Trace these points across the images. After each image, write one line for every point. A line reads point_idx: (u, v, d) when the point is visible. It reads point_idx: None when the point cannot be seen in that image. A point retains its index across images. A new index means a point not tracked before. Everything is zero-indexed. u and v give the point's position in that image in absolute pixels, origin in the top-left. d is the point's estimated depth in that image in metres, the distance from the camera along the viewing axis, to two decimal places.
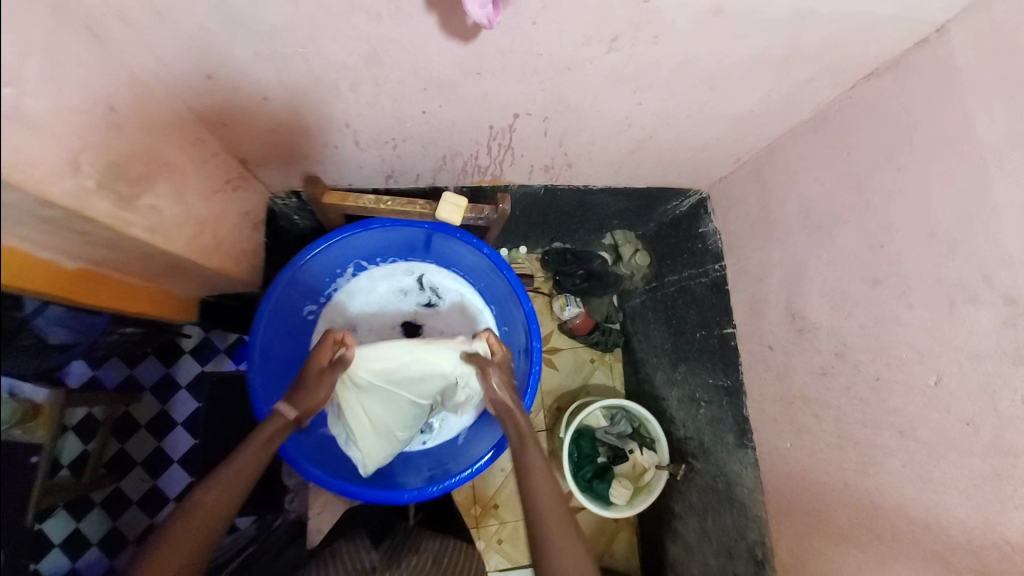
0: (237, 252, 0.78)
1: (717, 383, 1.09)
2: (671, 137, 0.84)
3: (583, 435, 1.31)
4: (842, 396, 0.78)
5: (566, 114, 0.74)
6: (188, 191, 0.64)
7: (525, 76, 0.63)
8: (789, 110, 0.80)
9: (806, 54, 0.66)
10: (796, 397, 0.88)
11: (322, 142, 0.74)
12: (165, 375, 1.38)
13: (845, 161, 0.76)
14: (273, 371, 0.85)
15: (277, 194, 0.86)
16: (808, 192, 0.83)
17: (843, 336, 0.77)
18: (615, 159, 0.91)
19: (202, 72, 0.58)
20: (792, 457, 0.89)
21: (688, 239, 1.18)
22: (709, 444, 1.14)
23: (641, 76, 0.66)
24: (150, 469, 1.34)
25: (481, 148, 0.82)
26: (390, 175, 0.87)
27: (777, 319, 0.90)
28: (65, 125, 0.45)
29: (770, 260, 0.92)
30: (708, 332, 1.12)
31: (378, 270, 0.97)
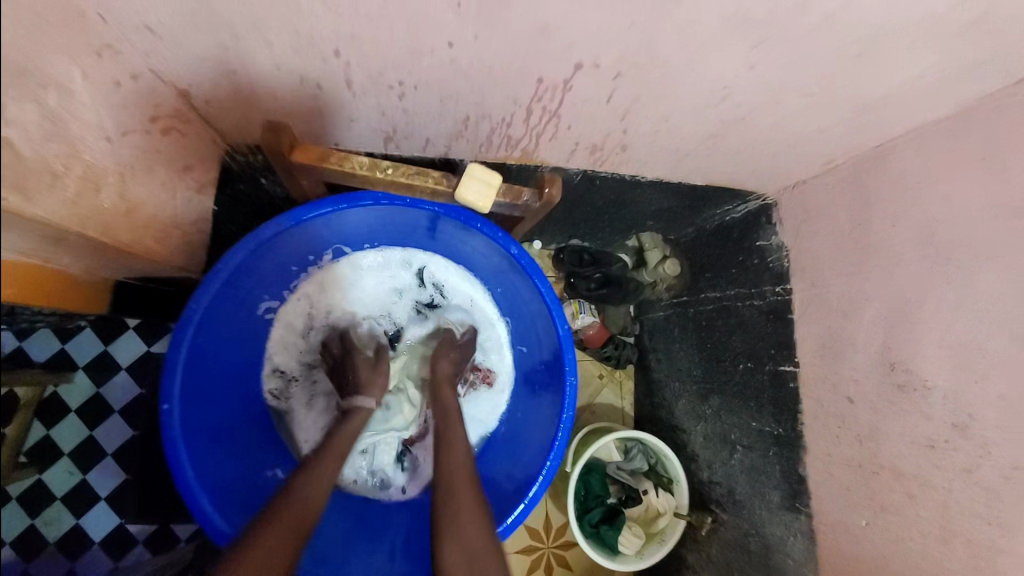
0: (167, 222, 0.57)
1: (762, 428, 0.91)
2: (765, 123, 0.65)
3: (592, 470, 1.11)
4: (954, 479, 0.61)
5: (645, 74, 0.54)
6: (90, 127, 0.43)
7: (611, 3, 0.43)
8: (928, 102, 0.61)
9: (998, 18, 0.48)
10: (881, 467, 0.70)
11: (297, 74, 0.53)
12: (103, 351, 1.12)
13: (1005, 177, 0.56)
14: (203, 384, 0.65)
15: (237, 148, 0.65)
16: (932, 211, 0.64)
17: (970, 405, 0.59)
18: (683, 145, 0.71)
19: None
20: (863, 537, 0.72)
21: (738, 253, 0.98)
22: (742, 496, 0.95)
23: (772, 24, 0.46)
24: (79, 462, 1.10)
25: (518, 112, 0.61)
26: (391, 137, 0.65)
27: (866, 364, 0.72)
28: None
29: (860, 291, 0.74)
30: (755, 367, 0.93)
31: (363, 259, 0.78)
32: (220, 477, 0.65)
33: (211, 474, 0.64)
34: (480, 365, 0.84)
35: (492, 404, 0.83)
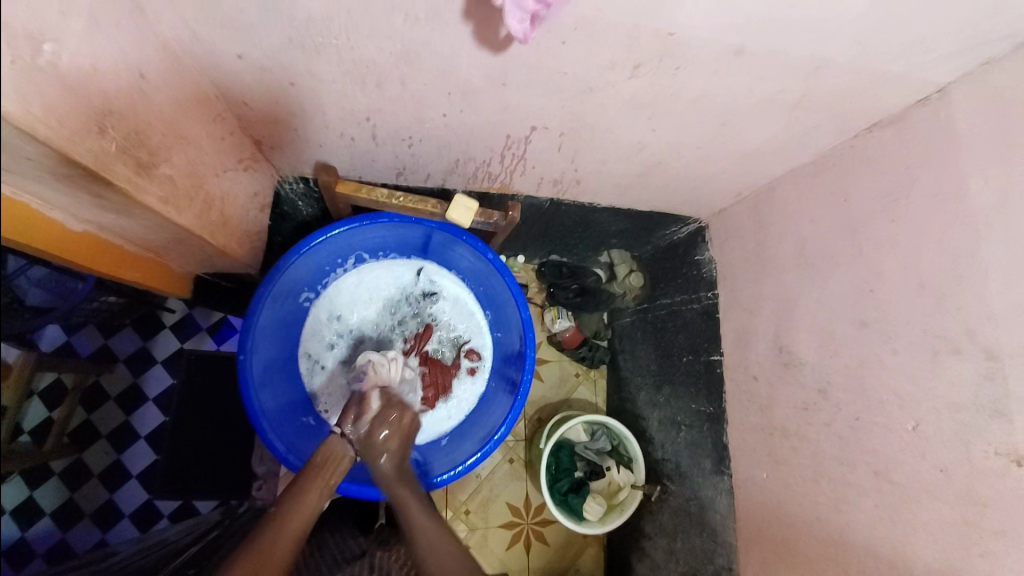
0: (241, 234, 0.79)
1: (699, 408, 1.11)
2: (678, 165, 0.88)
3: (562, 448, 1.30)
4: (821, 431, 0.80)
5: (581, 132, 0.76)
6: (203, 165, 0.65)
7: (548, 92, 0.65)
8: (793, 151, 0.84)
9: (814, 101, 0.71)
10: (775, 429, 0.89)
11: (340, 132, 0.75)
12: (141, 348, 1.30)
13: (842, 207, 0.78)
14: (267, 345, 0.86)
15: (286, 177, 0.86)
16: (803, 232, 0.86)
17: (827, 374, 0.79)
18: (622, 180, 0.94)
19: (234, 53, 0.58)
20: (766, 486, 0.90)
21: (683, 266, 1.20)
22: (685, 468, 1.13)
23: (659, 104, 0.69)
24: (114, 443, 1.26)
25: (494, 156, 0.83)
26: (402, 172, 0.87)
27: (764, 352, 0.93)
28: (97, 92, 0.46)
29: (762, 293, 0.95)
30: (694, 357, 1.13)
31: (376, 265, 0.97)
32: (277, 413, 0.86)
33: (270, 411, 0.85)
34: (465, 346, 1.00)
35: (469, 383, 0.98)
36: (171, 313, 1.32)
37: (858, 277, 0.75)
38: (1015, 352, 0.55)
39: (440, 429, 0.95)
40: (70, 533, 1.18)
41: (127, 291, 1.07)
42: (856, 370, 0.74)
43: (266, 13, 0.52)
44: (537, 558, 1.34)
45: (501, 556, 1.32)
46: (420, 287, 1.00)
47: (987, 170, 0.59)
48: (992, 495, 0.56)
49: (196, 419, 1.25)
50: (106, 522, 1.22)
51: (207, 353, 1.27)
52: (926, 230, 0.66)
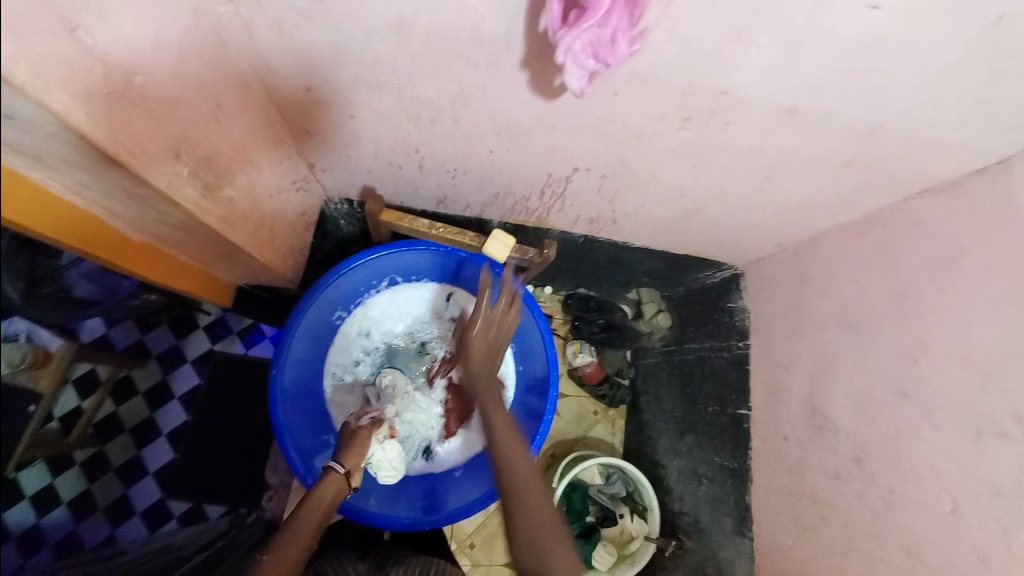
0: (286, 251, 0.82)
1: (723, 462, 1.08)
2: (718, 213, 0.87)
3: (575, 489, 1.24)
4: (852, 501, 0.75)
5: (622, 176, 0.77)
6: (262, 187, 0.68)
7: (594, 137, 0.66)
8: (838, 208, 0.82)
9: (865, 161, 0.70)
10: (804, 494, 0.85)
11: (390, 161, 0.77)
12: (173, 345, 1.31)
13: (888, 270, 0.76)
14: (298, 356, 0.87)
15: (333, 198, 0.90)
16: (845, 291, 0.83)
17: (862, 442, 0.75)
18: (659, 223, 0.94)
19: (301, 86, 0.61)
20: (790, 554, 0.85)
21: (714, 311, 1.17)
22: (704, 523, 1.08)
23: (704, 154, 0.69)
24: (137, 438, 1.26)
25: (534, 192, 0.85)
26: (442, 201, 0.90)
27: (797, 411, 0.89)
28: (175, 118, 0.49)
29: (797, 349, 0.92)
30: (720, 409, 1.10)
31: (408, 288, 0.98)
32: (297, 425, 0.86)
33: (292, 423, 0.85)
34: None
35: None
36: (206, 315, 1.34)
37: (901, 344, 0.72)
38: None
39: (456, 459, 0.95)
40: (78, 528, 1.15)
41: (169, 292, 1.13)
42: (894, 441, 0.70)
43: (336, 52, 0.55)
44: None
45: None
46: (449, 313, 1.00)
47: None
48: None
49: (222, 424, 1.34)
50: (118, 517, 1.23)
51: (235, 358, 1.37)
52: (979, 302, 0.63)
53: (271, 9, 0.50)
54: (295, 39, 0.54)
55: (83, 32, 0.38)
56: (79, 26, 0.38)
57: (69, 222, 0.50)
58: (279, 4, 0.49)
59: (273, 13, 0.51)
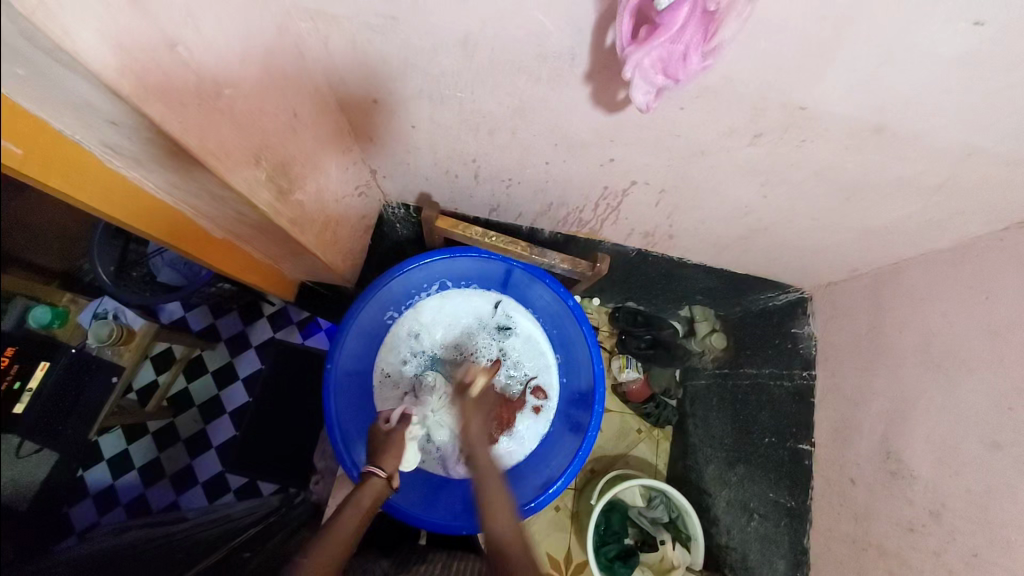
0: (346, 252, 0.86)
1: (778, 499, 1.01)
2: (785, 233, 0.82)
3: (613, 509, 1.19)
4: (929, 562, 0.67)
5: (683, 190, 0.74)
6: (330, 192, 0.72)
7: (656, 151, 0.64)
8: (928, 234, 0.74)
9: (966, 186, 0.62)
10: (871, 545, 0.78)
11: (448, 169, 0.79)
12: (240, 331, 1.45)
13: (985, 306, 0.67)
14: (350, 353, 0.91)
15: (392, 202, 0.93)
16: (930, 325, 0.75)
17: (943, 496, 0.67)
18: (720, 240, 0.89)
19: (370, 97, 0.64)
20: None
21: (775, 336, 1.09)
22: (753, 563, 1.02)
23: (775, 172, 0.65)
24: (204, 413, 1.40)
25: (589, 204, 0.83)
26: (495, 209, 0.91)
27: (868, 453, 0.81)
28: (258, 129, 0.52)
29: (870, 385, 0.84)
30: (778, 442, 1.03)
31: (457, 293, 0.99)
32: (347, 419, 0.90)
33: (342, 416, 0.89)
34: (531, 384, 0.98)
35: (532, 422, 0.96)
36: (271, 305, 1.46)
37: (997, 390, 0.63)
38: None
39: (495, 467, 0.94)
40: (150, 490, 1.32)
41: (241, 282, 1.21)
42: (983, 499, 0.62)
43: (404, 66, 0.57)
44: None
45: None
46: (496, 320, 1.00)
47: None
48: None
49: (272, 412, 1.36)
50: (182, 485, 1.35)
51: (289, 347, 1.39)
52: None
53: (347, 26, 0.53)
54: (366, 54, 0.57)
55: (183, 46, 0.41)
56: (179, 41, 0.41)
57: (152, 212, 0.56)
58: (353, 21, 0.52)
59: (348, 28, 0.53)
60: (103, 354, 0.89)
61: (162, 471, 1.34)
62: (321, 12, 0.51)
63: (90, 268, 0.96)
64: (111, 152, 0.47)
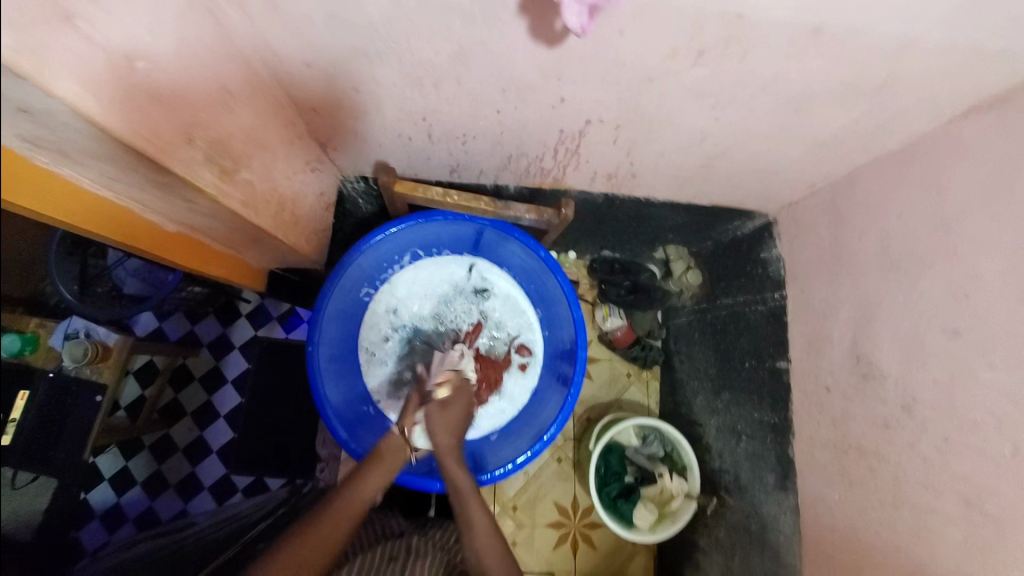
0: (309, 232, 0.84)
1: (762, 417, 1.03)
2: (744, 156, 0.82)
3: (611, 451, 1.25)
4: (903, 450, 0.72)
5: (638, 124, 0.73)
6: (276, 170, 0.69)
7: (604, 84, 0.63)
8: (878, 137, 0.75)
9: (908, 82, 0.63)
10: (851, 446, 0.81)
11: (399, 132, 0.77)
12: (221, 334, 1.43)
13: (937, 200, 0.70)
14: (330, 335, 0.90)
15: (348, 176, 0.91)
16: (888, 228, 0.77)
17: (912, 389, 0.71)
18: (682, 172, 0.89)
19: (302, 61, 0.61)
20: (836, 509, 0.82)
21: (747, 264, 1.12)
22: (745, 481, 1.06)
23: (724, 91, 0.64)
24: (197, 420, 1.39)
25: (548, 151, 0.82)
26: (455, 169, 0.89)
27: (840, 360, 0.85)
28: (183, 104, 0.49)
29: (837, 296, 0.87)
30: (757, 364, 1.05)
31: (431, 262, 0.99)
32: (338, 401, 0.90)
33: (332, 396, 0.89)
34: (515, 342, 1.00)
35: (519, 378, 0.98)
36: (246, 303, 1.43)
37: (952, 280, 0.66)
38: None
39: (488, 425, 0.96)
40: (156, 502, 1.32)
41: (210, 282, 1.18)
42: (948, 385, 0.66)
43: (330, 22, 0.54)
44: (583, 560, 1.32)
45: (548, 556, 1.31)
46: (472, 284, 1.00)
47: None
48: None
49: (265, 407, 1.35)
50: (189, 492, 1.35)
51: (273, 343, 1.38)
52: None
53: None
54: (287, 14, 0.54)
55: (81, 19, 0.38)
56: (76, 13, 0.38)
57: (101, 218, 0.53)
58: None
59: None
60: (82, 374, 0.87)
61: (166, 482, 1.35)
62: None
63: (53, 288, 0.82)
64: (37, 153, 0.43)
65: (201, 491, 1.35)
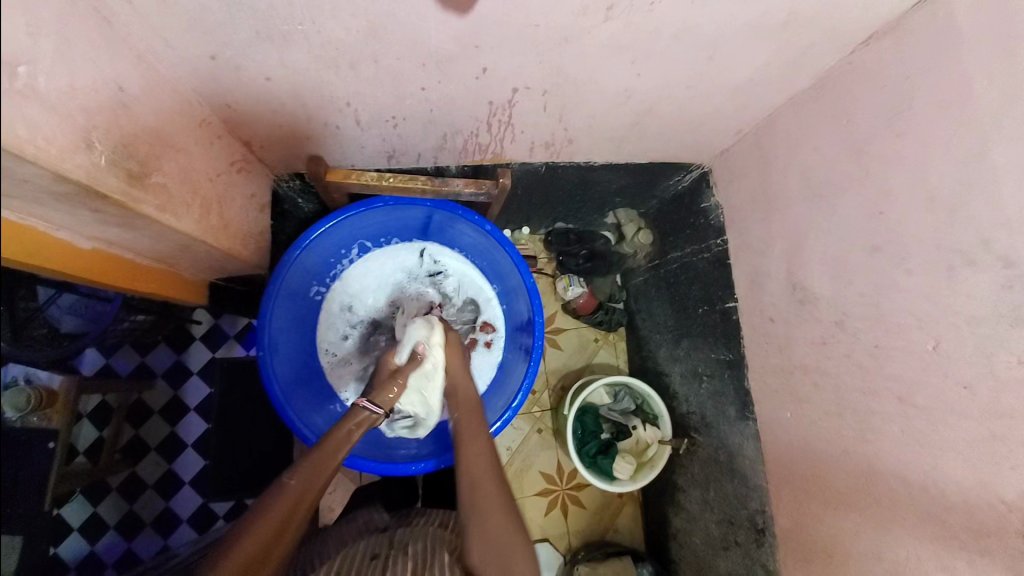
0: (244, 234, 0.81)
1: (718, 356, 1.09)
2: (671, 109, 0.85)
3: (586, 412, 1.30)
4: (841, 363, 0.78)
5: (564, 87, 0.74)
6: (195, 171, 0.66)
7: (521, 49, 0.64)
8: (788, 77, 0.80)
9: (807, 18, 0.67)
10: (796, 368, 0.87)
11: (324, 120, 0.75)
12: (176, 361, 1.35)
13: (846, 129, 0.75)
14: (285, 339, 0.89)
15: (281, 175, 0.88)
16: (807, 162, 0.82)
17: (843, 306, 0.77)
18: (616, 133, 0.92)
19: (205, 52, 0.59)
20: (790, 427, 0.89)
21: (690, 216, 1.17)
22: (711, 418, 1.12)
23: (639, 45, 0.66)
24: (164, 453, 1.33)
25: (481, 126, 0.82)
26: (392, 155, 0.88)
27: (778, 291, 0.91)
28: (76, 107, 0.46)
29: (770, 232, 0.92)
30: (710, 308, 1.11)
31: (380, 252, 0.97)
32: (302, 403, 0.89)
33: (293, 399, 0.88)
34: (477, 320, 1.00)
35: (485, 355, 0.99)
36: (198, 325, 1.36)
37: (866, 201, 0.72)
38: None
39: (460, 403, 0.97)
40: (135, 541, 1.27)
41: (156, 308, 1.10)
42: (872, 297, 0.72)
43: (227, 7, 0.53)
44: (575, 520, 1.37)
45: (541, 522, 1.36)
46: (426, 269, 1.00)
47: (993, 66, 0.56)
48: (1019, 406, 0.54)
49: (233, 427, 1.31)
50: (168, 526, 1.30)
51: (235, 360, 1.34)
52: (935, 139, 0.62)
53: None
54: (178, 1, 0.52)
55: None
56: None
57: (9, 237, 0.47)
58: None
59: None
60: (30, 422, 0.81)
61: (140, 519, 1.29)
62: None
63: None
64: None
65: (181, 523, 1.31)
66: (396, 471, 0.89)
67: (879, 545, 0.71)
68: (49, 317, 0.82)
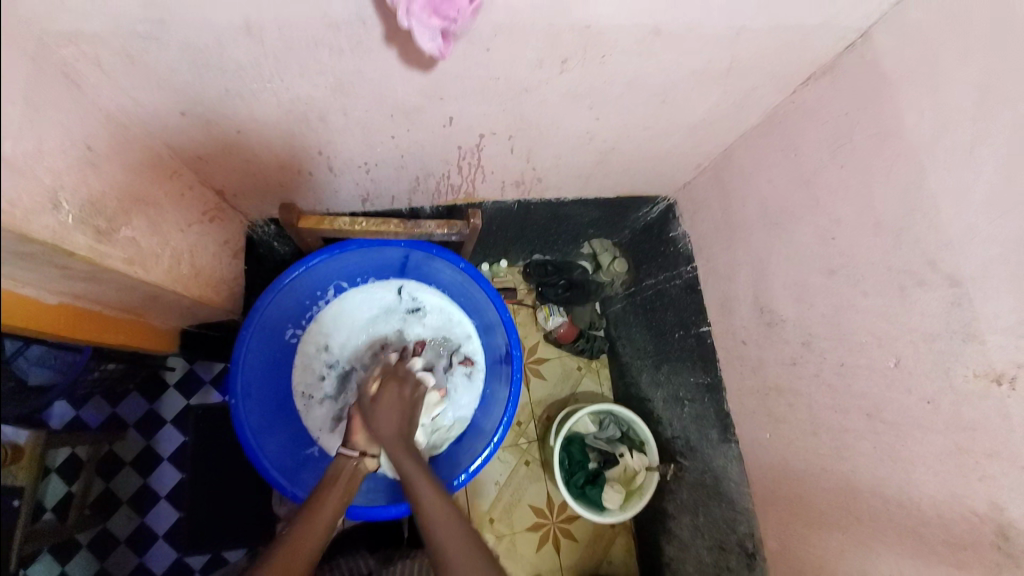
0: (217, 281, 0.81)
1: (698, 380, 1.10)
2: (633, 147, 0.90)
3: (573, 442, 1.30)
4: (811, 383, 0.80)
5: (529, 132, 0.78)
6: (167, 222, 0.67)
7: (485, 99, 0.67)
8: (738, 115, 0.85)
9: (748, 65, 0.72)
10: (770, 388, 0.89)
11: (298, 169, 0.76)
12: (148, 411, 1.31)
13: (794, 161, 0.80)
14: (257, 382, 0.86)
15: (256, 221, 0.90)
16: (763, 192, 0.87)
17: (808, 327, 0.80)
18: (582, 169, 0.95)
19: (177, 110, 0.61)
20: (770, 448, 0.89)
21: (661, 244, 1.20)
22: (695, 442, 1.12)
23: (595, 93, 0.71)
24: (136, 509, 1.26)
25: (452, 168, 0.85)
26: (366, 198, 0.90)
27: (747, 315, 0.93)
28: (44, 169, 0.47)
29: (735, 258, 0.96)
30: (686, 332, 1.13)
31: (357, 292, 0.98)
32: (275, 449, 0.86)
33: (267, 445, 0.84)
34: (457, 354, 1.01)
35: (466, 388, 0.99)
36: (172, 371, 1.32)
37: (818, 227, 0.76)
38: (976, 274, 0.56)
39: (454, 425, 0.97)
40: None
41: (126, 357, 1.07)
42: (833, 317, 0.74)
43: (197, 68, 0.55)
44: (568, 555, 1.34)
45: (533, 559, 1.32)
46: (404, 306, 1.00)
47: (922, 103, 0.61)
48: (979, 418, 0.57)
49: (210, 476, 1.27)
50: None
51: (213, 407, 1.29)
52: (874, 169, 0.67)
53: (116, 39, 0.50)
54: (149, 64, 0.54)
55: None
56: None
57: None
58: (120, 32, 0.50)
59: (118, 41, 0.51)
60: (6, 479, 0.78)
61: None
62: (80, 30, 0.48)
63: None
64: None
65: None
66: (377, 516, 0.85)
67: (864, 564, 0.71)
68: (20, 372, 0.80)
